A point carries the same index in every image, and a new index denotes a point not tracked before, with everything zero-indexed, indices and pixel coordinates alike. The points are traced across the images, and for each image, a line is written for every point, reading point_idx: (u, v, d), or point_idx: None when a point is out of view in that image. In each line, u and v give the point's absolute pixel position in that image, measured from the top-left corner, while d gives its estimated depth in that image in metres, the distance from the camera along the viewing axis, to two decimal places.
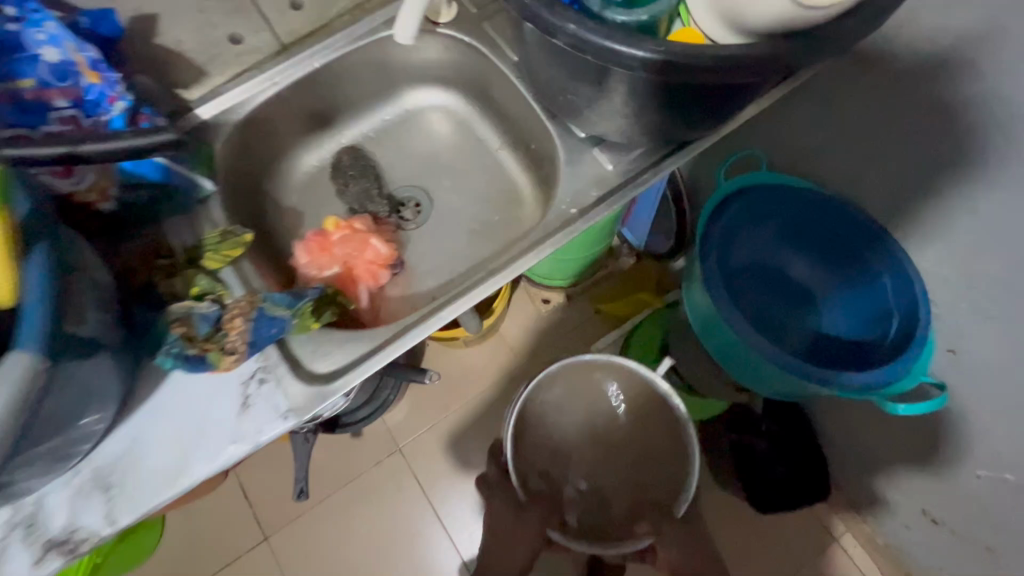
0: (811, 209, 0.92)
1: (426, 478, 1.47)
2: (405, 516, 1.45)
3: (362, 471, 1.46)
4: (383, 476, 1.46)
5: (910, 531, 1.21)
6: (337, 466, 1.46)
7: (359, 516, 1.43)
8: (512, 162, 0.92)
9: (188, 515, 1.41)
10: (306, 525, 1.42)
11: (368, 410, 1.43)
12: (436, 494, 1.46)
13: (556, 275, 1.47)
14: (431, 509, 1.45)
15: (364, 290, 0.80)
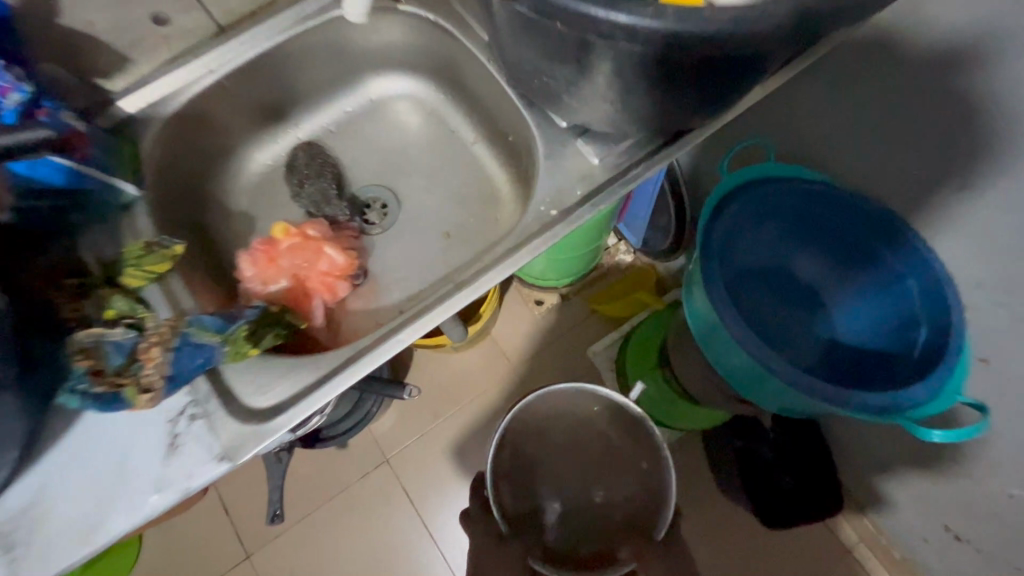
0: (825, 204, 0.82)
1: (415, 492, 1.38)
2: (395, 531, 1.36)
3: (348, 484, 1.38)
4: (370, 490, 1.38)
5: (931, 548, 1.12)
6: (321, 479, 1.38)
7: (346, 532, 1.35)
8: (488, 156, 0.82)
9: (163, 535, 1.33)
10: (288, 544, 1.33)
11: (351, 423, 1.34)
12: (427, 508, 1.37)
13: (549, 275, 1.37)
14: (421, 524, 1.36)
15: (319, 305, 0.70)
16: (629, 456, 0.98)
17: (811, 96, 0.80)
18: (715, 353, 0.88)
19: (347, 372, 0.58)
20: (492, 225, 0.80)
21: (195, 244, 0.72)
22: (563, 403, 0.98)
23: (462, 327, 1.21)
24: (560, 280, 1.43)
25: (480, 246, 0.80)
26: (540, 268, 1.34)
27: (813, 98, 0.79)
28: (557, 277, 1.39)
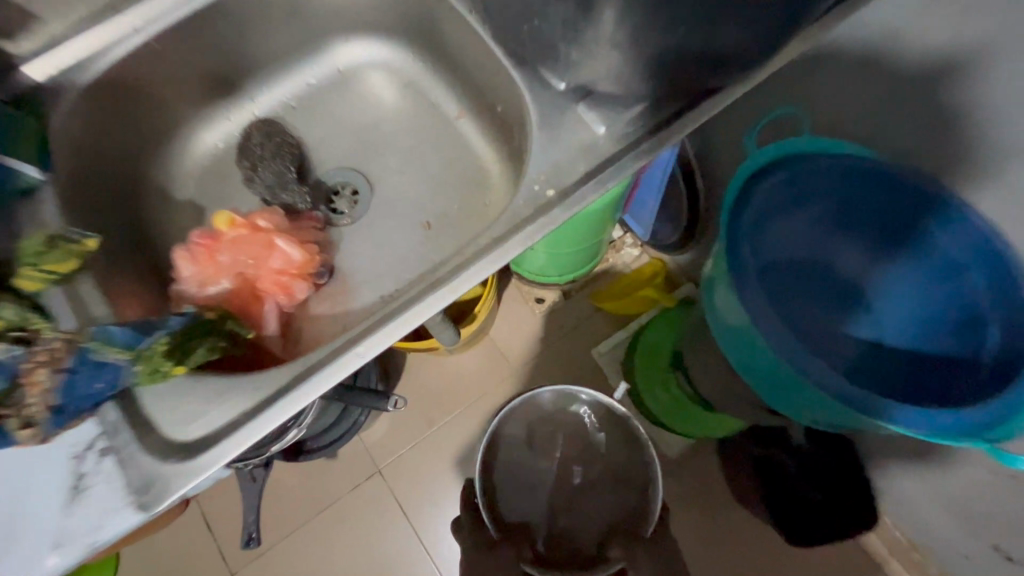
0: (870, 183, 0.69)
1: (410, 505, 1.27)
2: (390, 546, 1.25)
3: (337, 497, 1.26)
4: (361, 504, 1.26)
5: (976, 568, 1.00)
6: (308, 492, 1.26)
7: (337, 549, 1.24)
8: (474, 132, 0.70)
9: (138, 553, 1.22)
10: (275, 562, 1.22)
11: (337, 433, 1.22)
12: (423, 523, 1.26)
13: (550, 272, 1.26)
14: (419, 539, 1.25)
15: (272, 309, 0.59)
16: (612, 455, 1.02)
17: (852, 54, 0.67)
18: (742, 362, 0.75)
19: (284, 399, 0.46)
20: (480, 211, 0.69)
21: (127, 239, 0.61)
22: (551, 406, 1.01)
23: (454, 329, 1.09)
24: (563, 277, 1.31)
25: (466, 236, 0.68)
26: (540, 264, 1.23)
27: (855, 56, 0.67)
28: (559, 273, 1.27)
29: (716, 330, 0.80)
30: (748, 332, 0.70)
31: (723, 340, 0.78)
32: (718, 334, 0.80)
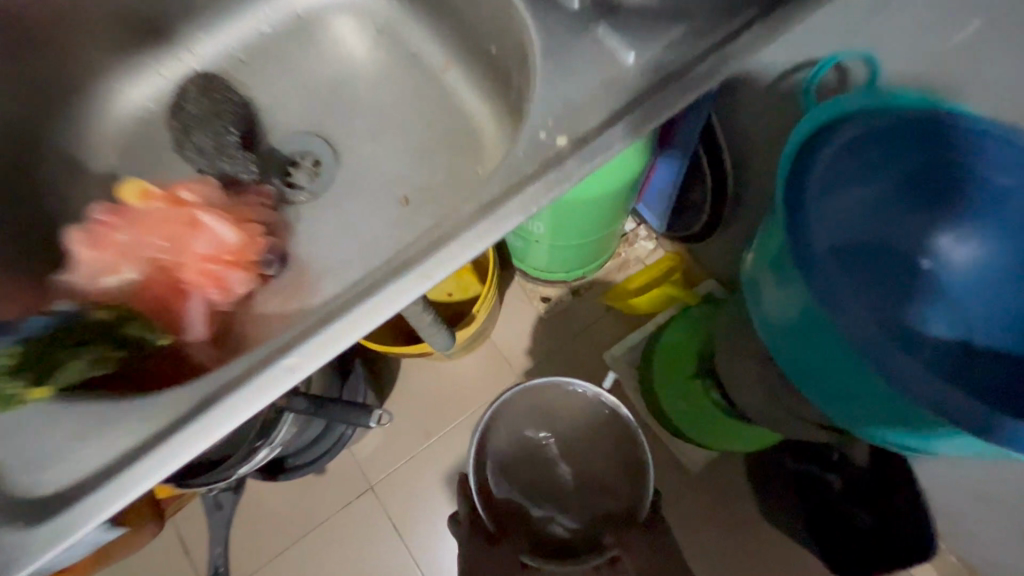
0: (945, 147, 0.60)
1: (398, 513, 1.38)
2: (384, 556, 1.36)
3: (326, 517, 1.38)
4: (350, 520, 1.38)
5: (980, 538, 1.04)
6: (291, 514, 1.37)
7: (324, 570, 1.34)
8: (460, 81, 0.66)
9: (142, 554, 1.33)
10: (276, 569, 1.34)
11: (321, 448, 1.22)
12: (408, 528, 1.37)
13: (553, 244, 1.19)
14: (407, 553, 1.36)
15: (195, 304, 0.56)
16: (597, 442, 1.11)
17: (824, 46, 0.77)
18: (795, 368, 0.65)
19: (228, 398, 0.42)
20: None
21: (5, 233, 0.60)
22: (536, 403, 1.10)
23: (447, 332, 0.97)
24: (564, 254, 1.25)
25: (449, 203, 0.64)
26: (544, 234, 1.15)
27: (905, 14, 0.71)
28: (561, 248, 1.21)
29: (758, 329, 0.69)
30: (817, 330, 0.59)
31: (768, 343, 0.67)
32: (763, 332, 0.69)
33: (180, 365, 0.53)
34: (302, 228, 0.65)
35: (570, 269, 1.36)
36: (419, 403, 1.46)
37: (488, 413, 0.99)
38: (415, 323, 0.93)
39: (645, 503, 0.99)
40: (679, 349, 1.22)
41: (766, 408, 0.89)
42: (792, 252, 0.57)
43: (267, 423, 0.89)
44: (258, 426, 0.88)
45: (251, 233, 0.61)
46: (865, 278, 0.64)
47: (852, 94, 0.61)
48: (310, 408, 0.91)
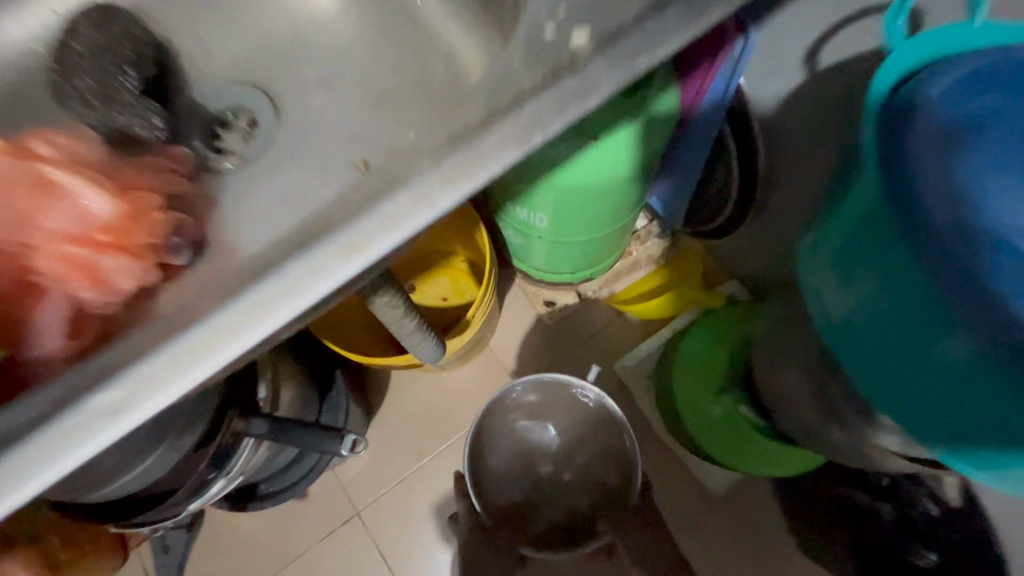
0: None
1: (387, 543, 1.27)
2: None
3: (306, 548, 1.27)
4: (335, 550, 1.27)
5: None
6: (271, 542, 1.27)
7: None
8: (438, 18, 0.70)
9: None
10: None
11: (296, 474, 1.07)
12: (399, 555, 1.27)
13: (560, 236, 1.05)
14: None
15: (53, 300, 0.57)
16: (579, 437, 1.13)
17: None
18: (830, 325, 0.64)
19: (195, 335, 0.42)
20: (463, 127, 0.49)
21: None
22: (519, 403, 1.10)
23: (437, 340, 0.85)
24: (575, 249, 1.11)
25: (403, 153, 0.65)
26: (549, 226, 1.01)
27: None
28: (569, 240, 1.06)
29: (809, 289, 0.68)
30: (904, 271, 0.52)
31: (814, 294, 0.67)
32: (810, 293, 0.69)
33: (10, 376, 0.55)
34: (230, 198, 0.66)
35: (576, 269, 1.23)
36: (409, 421, 1.33)
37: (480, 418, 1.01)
38: (401, 335, 0.80)
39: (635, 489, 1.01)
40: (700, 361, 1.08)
41: (809, 426, 0.77)
42: (874, 176, 0.53)
43: (220, 448, 0.75)
44: (207, 455, 0.74)
45: (133, 205, 0.62)
46: (995, 238, 0.48)
47: (981, 18, 0.55)
48: (272, 433, 0.77)
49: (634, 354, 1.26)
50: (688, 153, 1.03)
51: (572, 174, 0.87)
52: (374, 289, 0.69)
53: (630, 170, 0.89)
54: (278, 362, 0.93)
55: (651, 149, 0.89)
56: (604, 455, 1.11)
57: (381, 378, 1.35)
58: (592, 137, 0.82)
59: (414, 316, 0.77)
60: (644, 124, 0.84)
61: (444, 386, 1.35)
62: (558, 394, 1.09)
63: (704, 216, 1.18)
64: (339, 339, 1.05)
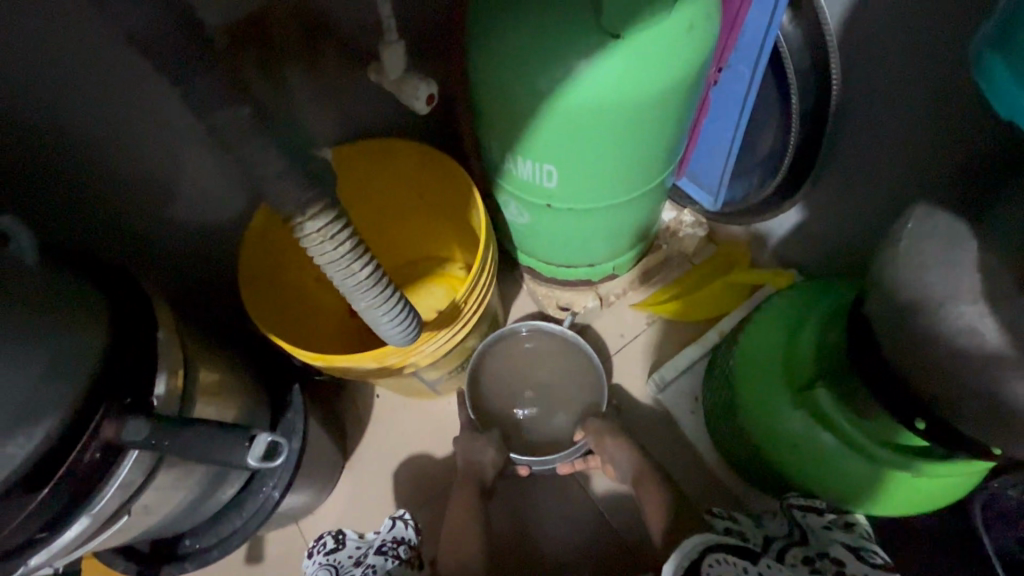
0: None
1: None
2: None
3: None
4: None
5: None
6: None
7: None
8: None
9: None
10: None
11: (235, 524, 0.78)
12: None
13: (574, 200, 0.82)
14: None
15: None
16: (568, 387, 1.06)
17: None
18: None
19: None
20: None
21: None
22: (517, 348, 1.06)
23: (405, 310, 0.58)
24: (592, 221, 0.88)
25: None
26: (559, 183, 0.79)
27: None
28: (585, 206, 0.84)
29: (1001, 77, 0.38)
30: None
31: None
32: (993, 70, 0.38)
33: None
34: None
35: (595, 258, 1.00)
36: (397, 455, 1.09)
37: (480, 345, 1.00)
38: (350, 299, 0.55)
39: (603, 399, 1.00)
40: (774, 364, 0.79)
41: (971, 415, 0.50)
42: None
43: (68, 476, 0.50)
44: (47, 486, 0.49)
45: None
46: None
47: None
48: (151, 445, 0.52)
49: (674, 363, 1.03)
50: (725, 99, 0.86)
51: (587, 93, 0.66)
52: (303, 210, 0.48)
53: (664, 86, 0.67)
54: (207, 365, 0.70)
55: (691, 59, 0.67)
56: (584, 395, 1.04)
57: (363, 406, 1.11)
58: (614, 32, 0.62)
59: (368, 264, 0.53)
60: (677, 21, 0.64)
61: (440, 414, 1.11)
62: (549, 344, 1.06)
63: (740, 191, 0.99)
64: (304, 343, 0.86)
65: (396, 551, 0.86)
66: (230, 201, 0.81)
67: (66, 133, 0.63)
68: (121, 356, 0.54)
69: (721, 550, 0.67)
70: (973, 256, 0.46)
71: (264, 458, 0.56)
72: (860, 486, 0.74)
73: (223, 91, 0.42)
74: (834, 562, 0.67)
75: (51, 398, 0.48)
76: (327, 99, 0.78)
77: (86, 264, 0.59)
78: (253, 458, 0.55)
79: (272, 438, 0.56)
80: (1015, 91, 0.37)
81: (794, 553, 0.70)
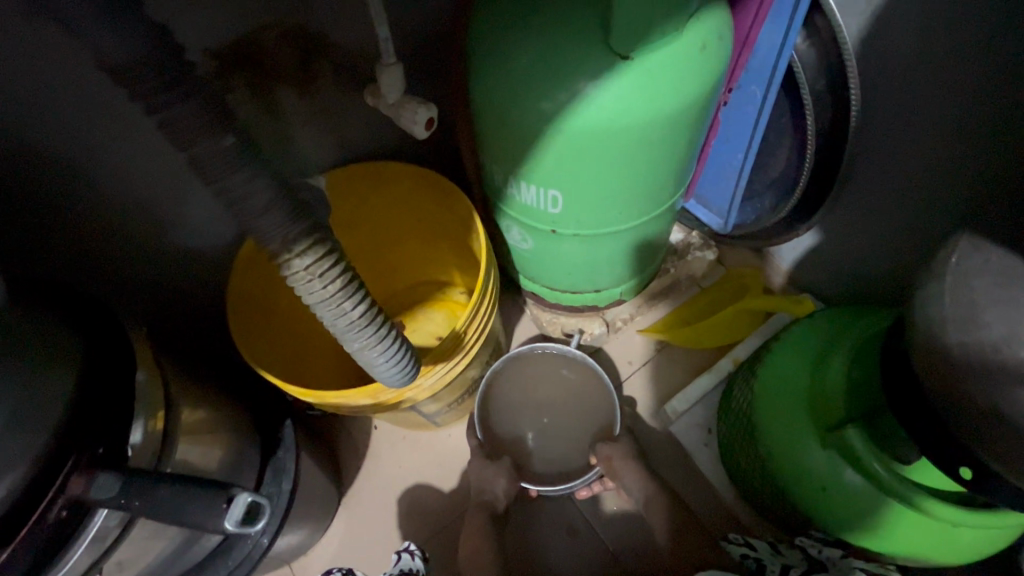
0: None
1: None
2: None
3: None
4: None
5: None
6: None
7: None
8: None
9: None
10: None
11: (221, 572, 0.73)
12: None
13: (580, 227, 0.78)
14: None
15: None
16: (579, 411, 1.01)
17: None
18: None
19: None
20: None
21: None
22: (525, 370, 1.01)
23: (401, 347, 0.54)
24: (598, 247, 0.84)
25: None
26: (564, 209, 0.75)
27: None
28: (592, 233, 0.80)
29: None
30: None
31: None
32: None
33: None
34: None
35: (602, 283, 0.95)
36: (395, 491, 1.03)
37: (488, 370, 0.95)
38: (342, 339, 0.51)
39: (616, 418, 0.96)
40: (796, 397, 0.75)
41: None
42: None
43: (32, 536, 0.45)
44: (7, 546, 0.44)
45: None
46: None
47: None
48: (120, 504, 0.47)
49: (686, 395, 0.99)
50: (736, 120, 0.83)
51: (594, 117, 0.62)
52: (290, 246, 0.44)
53: (674, 111, 0.64)
54: (192, 405, 0.66)
55: (704, 80, 0.64)
56: (594, 420, 1.00)
57: (360, 438, 1.07)
58: (623, 53, 0.59)
59: (360, 303, 0.49)
60: (689, 42, 0.61)
61: (440, 446, 1.06)
62: (559, 366, 1.01)
63: (751, 214, 0.95)
64: (296, 377, 0.82)
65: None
66: (221, 227, 0.78)
67: (44, 161, 0.59)
68: (93, 403, 0.50)
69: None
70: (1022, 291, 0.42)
71: (244, 522, 0.50)
72: (895, 534, 0.68)
73: (201, 118, 0.38)
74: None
75: (15, 451, 0.44)
76: (322, 122, 0.75)
77: (58, 297, 0.55)
78: (230, 522, 0.48)
79: (252, 498, 0.50)
80: None
81: None
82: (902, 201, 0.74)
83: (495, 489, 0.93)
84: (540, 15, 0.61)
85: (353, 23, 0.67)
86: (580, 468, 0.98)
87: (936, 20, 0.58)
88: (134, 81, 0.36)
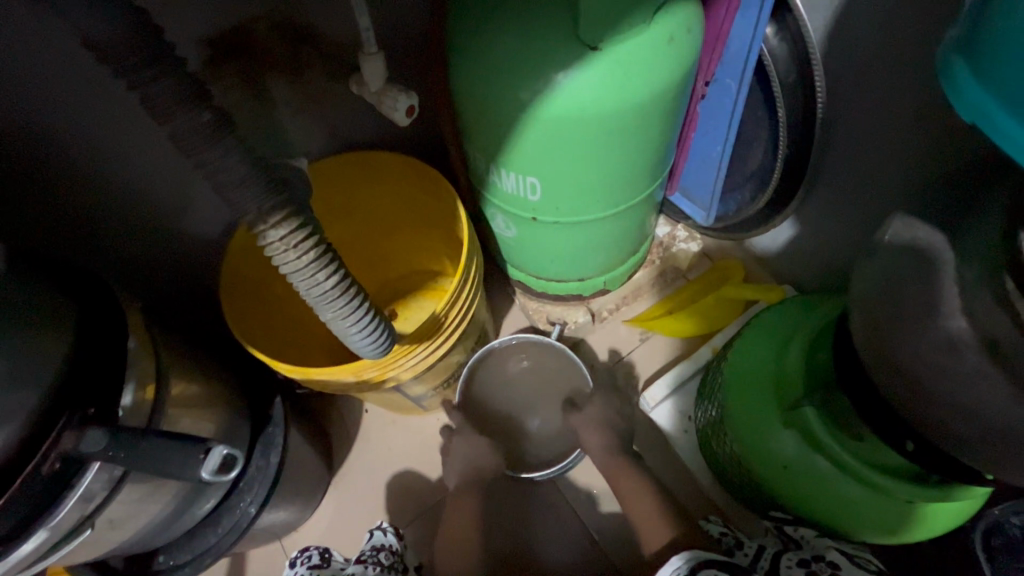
0: None
1: None
2: None
3: None
4: None
5: None
6: None
7: None
8: None
9: None
10: None
11: (213, 538, 0.77)
12: None
13: (557, 214, 0.81)
14: None
15: None
16: (556, 400, 1.04)
17: None
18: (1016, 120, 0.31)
19: None
20: None
21: None
22: (506, 359, 1.04)
23: (373, 319, 0.57)
24: (578, 235, 0.87)
25: None
26: (543, 196, 0.78)
27: None
28: (570, 220, 0.83)
29: (951, 52, 0.36)
30: None
31: (968, 84, 0.34)
32: (956, 76, 0.35)
33: None
34: None
35: (584, 272, 0.98)
36: (383, 473, 1.07)
37: (473, 357, 0.98)
38: (316, 309, 0.54)
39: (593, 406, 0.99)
40: (764, 381, 0.77)
41: (961, 435, 0.48)
42: None
43: (27, 487, 0.49)
44: (6, 493, 0.48)
45: None
46: None
47: None
48: (110, 456, 0.50)
49: (663, 382, 1.00)
50: (714, 113, 0.85)
51: (565, 105, 0.65)
52: (265, 218, 0.47)
53: (643, 100, 0.66)
54: (185, 379, 0.69)
55: (672, 70, 0.66)
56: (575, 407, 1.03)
57: (351, 420, 1.10)
58: (591, 44, 0.62)
59: (333, 274, 0.52)
60: (656, 34, 0.64)
61: (429, 428, 1.09)
62: (539, 356, 1.04)
63: (732, 205, 0.97)
64: (286, 356, 0.86)
65: (377, 557, 0.86)
66: (215, 210, 0.81)
67: (47, 142, 0.64)
68: (85, 367, 0.54)
69: (711, 571, 0.65)
70: (952, 268, 0.45)
71: (217, 472, 0.56)
72: (862, 515, 0.70)
73: (180, 95, 0.42)
74: (830, 567, 0.65)
75: (11, 405, 0.48)
76: (312, 111, 0.79)
77: (57, 269, 0.59)
78: (207, 472, 0.54)
79: (228, 450, 0.55)
80: (956, 59, 0.36)
81: (790, 556, 0.68)
82: (869, 190, 0.76)
83: (479, 471, 0.96)
84: (513, 8, 0.64)
85: (339, 16, 0.71)
86: (563, 451, 1.01)
87: (890, 14, 0.61)
88: (118, 60, 0.39)
